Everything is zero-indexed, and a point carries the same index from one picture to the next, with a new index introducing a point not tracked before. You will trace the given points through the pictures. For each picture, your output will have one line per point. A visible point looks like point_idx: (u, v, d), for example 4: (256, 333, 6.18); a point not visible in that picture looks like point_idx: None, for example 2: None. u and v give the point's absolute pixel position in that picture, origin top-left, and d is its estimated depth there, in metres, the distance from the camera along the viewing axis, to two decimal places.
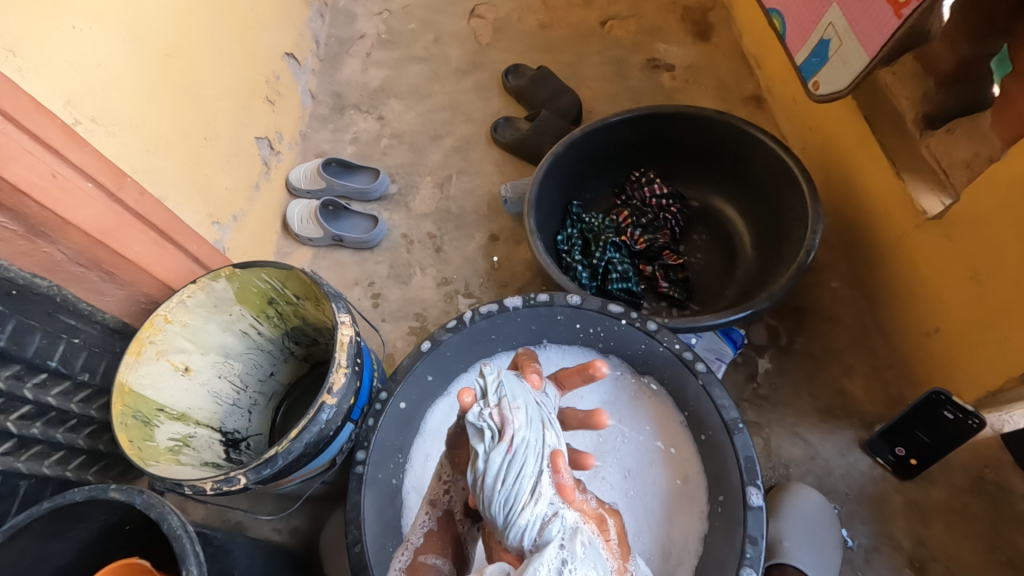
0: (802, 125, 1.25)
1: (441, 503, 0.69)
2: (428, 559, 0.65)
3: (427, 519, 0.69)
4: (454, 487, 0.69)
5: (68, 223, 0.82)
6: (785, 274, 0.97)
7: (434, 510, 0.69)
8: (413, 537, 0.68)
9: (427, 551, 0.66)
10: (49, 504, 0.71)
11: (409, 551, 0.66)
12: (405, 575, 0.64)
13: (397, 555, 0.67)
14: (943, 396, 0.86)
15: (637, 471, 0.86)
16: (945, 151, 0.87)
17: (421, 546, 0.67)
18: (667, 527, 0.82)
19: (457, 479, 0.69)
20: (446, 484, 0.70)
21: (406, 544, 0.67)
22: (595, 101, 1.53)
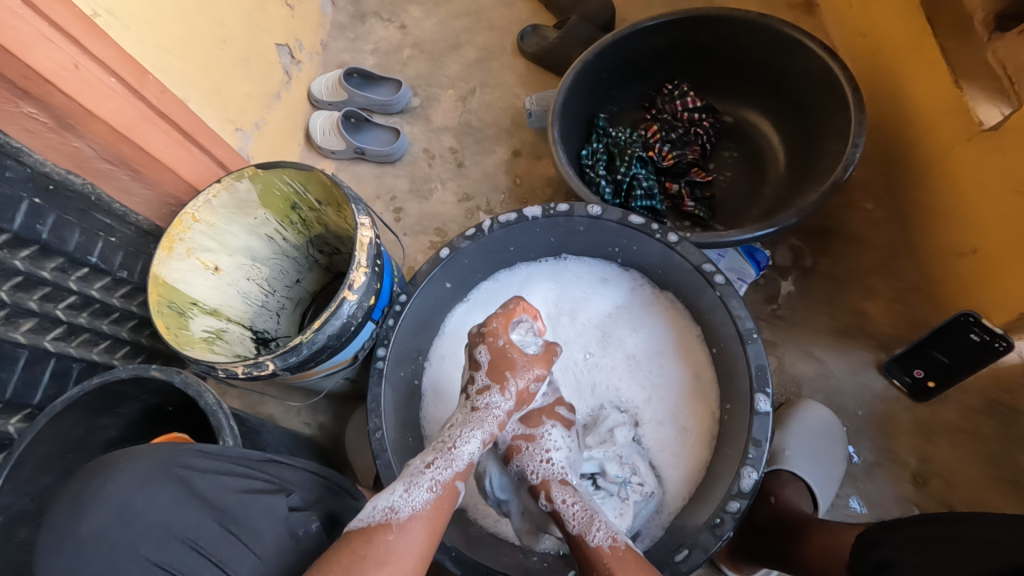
0: (853, 31, 1.14)
1: (487, 444, 0.74)
2: (459, 483, 0.70)
3: (470, 451, 0.72)
4: (488, 410, 0.75)
5: (92, 117, 0.83)
6: (818, 190, 0.93)
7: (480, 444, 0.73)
8: (457, 454, 0.71)
9: (461, 475, 0.70)
10: (98, 380, 0.77)
11: (450, 469, 0.70)
12: (442, 490, 0.68)
13: (432, 465, 0.70)
14: (972, 318, 0.84)
15: (642, 356, 0.90)
16: (1011, 53, 0.77)
17: (460, 471, 0.71)
18: (673, 417, 0.86)
19: (500, 398, 0.76)
20: (484, 419, 0.74)
21: (448, 461, 0.70)
22: (628, 6, 1.42)
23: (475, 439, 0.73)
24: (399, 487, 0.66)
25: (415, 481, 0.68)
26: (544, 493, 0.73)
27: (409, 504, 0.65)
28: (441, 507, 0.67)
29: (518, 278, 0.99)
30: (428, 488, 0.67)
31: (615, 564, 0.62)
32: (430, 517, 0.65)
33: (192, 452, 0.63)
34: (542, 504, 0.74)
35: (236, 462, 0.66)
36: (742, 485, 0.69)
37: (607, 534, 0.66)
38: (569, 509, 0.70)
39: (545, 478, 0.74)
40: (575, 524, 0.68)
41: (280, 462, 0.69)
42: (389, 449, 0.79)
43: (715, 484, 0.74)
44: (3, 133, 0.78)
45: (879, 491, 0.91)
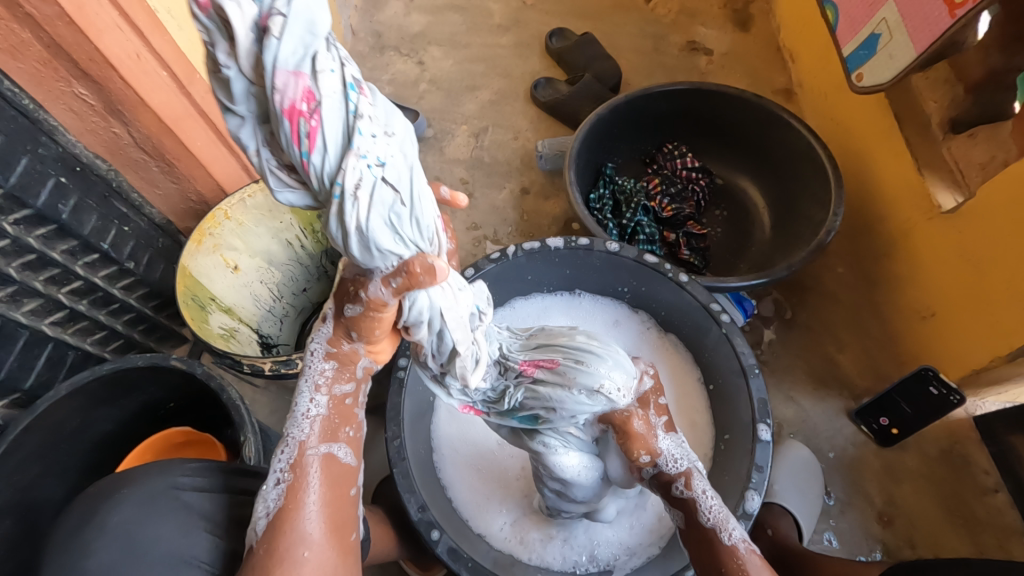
0: (829, 120, 1.32)
1: (337, 388, 0.57)
2: (320, 449, 0.56)
3: (314, 406, 0.56)
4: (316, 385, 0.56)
5: (144, 105, 0.83)
6: (802, 249, 1.04)
7: (325, 397, 0.57)
8: (291, 429, 0.56)
9: (315, 441, 0.56)
10: (111, 364, 0.75)
11: (292, 445, 0.55)
12: (306, 471, 0.55)
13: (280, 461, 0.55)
14: (931, 372, 0.96)
15: None
16: (963, 153, 0.94)
17: (310, 436, 0.56)
18: None
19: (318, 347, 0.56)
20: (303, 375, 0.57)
21: (285, 439, 0.56)
22: (632, 73, 1.58)
23: (313, 397, 0.56)
24: (259, 498, 0.54)
25: (263, 484, 0.55)
26: (683, 481, 0.62)
27: (265, 513, 0.53)
28: (327, 480, 0.55)
29: (535, 309, 1.04)
30: (277, 486, 0.54)
31: (749, 561, 0.58)
32: (317, 503, 0.54)
33: (194, 470, 0.57)
34: (674, 492, 0.62)
35: (236, 481, 0.60)
36: (747, 507, 0.75)
37: (737, 532, 0.61)
38: (708, 500, 0.62)
39: (684, 467, 0.62)
40: (709, 516, 0.62)
41: (273, 482, 0.64)
42: (406, 457, 0.80)
43: None
44: (46, 111, 0.79)
45: (850, 528, 0.99)
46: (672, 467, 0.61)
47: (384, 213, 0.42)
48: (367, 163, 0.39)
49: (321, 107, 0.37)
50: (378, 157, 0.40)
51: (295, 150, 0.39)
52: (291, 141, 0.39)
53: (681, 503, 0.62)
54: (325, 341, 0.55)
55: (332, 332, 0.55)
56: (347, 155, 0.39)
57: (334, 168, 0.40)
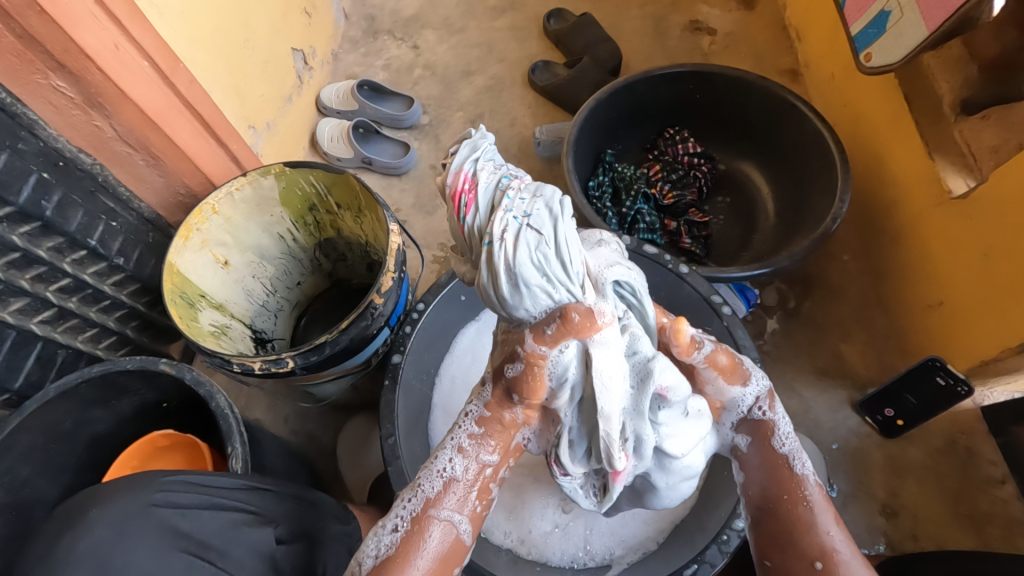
0: (835, 103, 1.28)
1: (483, 457, 0.57)
2: (444, 514, 0.56)
3: (452, 468, 0.57)
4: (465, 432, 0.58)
5: (124, 98, 0.81)
6: (807, 238, 1.01)
7: (468, 463, 0.57)
8: (425, 481, 0.57)
9: (448, 506, 0.56)
10: (100, 368, 0.74)
11: (420, 498, 0.57)
12: (422, 528, 0.56)
13: (409, 501, 0.57)
14: (938, 363, 0.93)
15: None
16: (975, 135, 0.91)
17: (434, 497, 0.56)
18: None
19: (478, 399, 0.58)
20: (460, 424, 0.59)
21: (415, 489, 0.58)
22: (633, 56, 1.54)
23: (453, 456, 0.57)
24: (373, 536, 0.57)
25: (383, 523, 0.58)
26: (766, 402, 0.67)
27: (375, 553, 0.55)
28: (441, 548, 0.55)
29: None
30: (394, 531, 0.56)
31: (817, 494, 0.62)
32: (424, 565, 0.54)
33: (174, 486, 0.57)
34: (756, 413, 0.67)
35: (219, 492, 0.60)
36: None
37: (809, 471, 0.64)
38: (785, 429, 0.66)
39: (766, 390, 0.68)
40: (785, 445, 0.66)
41: (263, 491, 0.64)
42: (401, 455, 0.79)
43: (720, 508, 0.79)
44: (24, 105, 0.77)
45: (853, 520, 0.98)
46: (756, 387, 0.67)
47: (532, 251, 0.50)
48: (512, 213, 0.51)
49: (475, 182, 0.54)
50: (522, 210, 0.51)
51: (459, 218, 0.54)
52: (456, 215, 0.55)
53: (758, 425, 0.67)
54: (486, 398, 0.58)
55: (493, 397, 0.57)
56: (496, 211, 0.52)
57: (486, 224, 0.53)
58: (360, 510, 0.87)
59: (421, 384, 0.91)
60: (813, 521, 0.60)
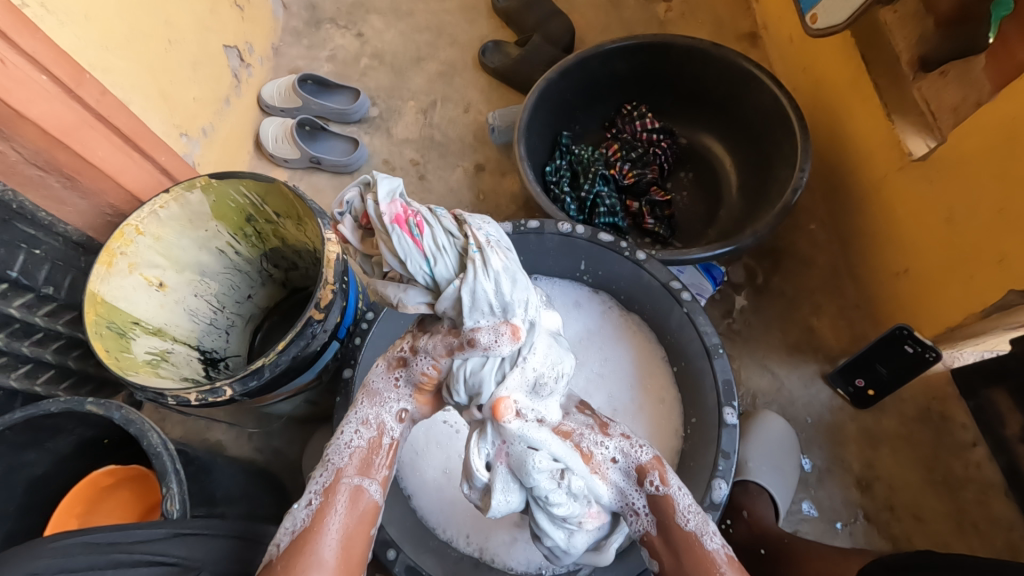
0: (795, 66, 1.24)
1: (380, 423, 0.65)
2: (354, 479, 0.63)
3: (356, 437, 0.65)
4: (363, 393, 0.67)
5: (22, 118, 0.75)
6: (770, 212, 0.98)
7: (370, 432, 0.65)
8: (334, 456, 0.64)
9: (353, 469, 0.63)
10: (21, 413, 0.69)
11: (330, 471, 0.63)
12: (340, 495, 0.62)
13: (318, 476, 0.63)
14: (907, 331, 0.91)
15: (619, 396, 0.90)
16: (934, 93, 0.86)
17: (346, 466, 0.63)
18: None
19: (382, 374, 0.67)
20: (362, 403, 0.66)
21: (325, 463, 0.64)
22: (588, 29, 1.47)
23: (355, 424, 0.65)
24: (290, 514, 0.61)
25: (298, 502, 0.62)
26: (657, 474, 0.64)
27: (291, 529, 0.60)
28: (349, 511, 0.61)
29: None
30: (308, 505, 0.61)
31: (731, 571, 0.59)
32: (338, 529, 0.60)
33: (73, 548, 0.51)
34: (650, 488, 0.64)
35: (131, 548, 0.53)
36: (714, 497, 0.72)
37: (720, 540, 0.62)
38: (684, 498, 0.63)
39: (652, 457, 0.66)
40: (688, 518, 0.63)
41: (191, 536, 0.56)
42: None
43: None
44: None
45: (829, 495, 0.97)
46: (643, 455, 0.65)
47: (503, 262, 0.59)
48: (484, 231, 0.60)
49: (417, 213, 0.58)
50: (489, 233, 0.61)
51: (411, 237, 0.56)
52: (405, 240, 0.56)
53: (656, 502, 0.64)
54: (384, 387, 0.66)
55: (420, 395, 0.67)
56: (466, 227, 0.59)
57: (449, 241, 0.58)
58: None
59: None
60: None
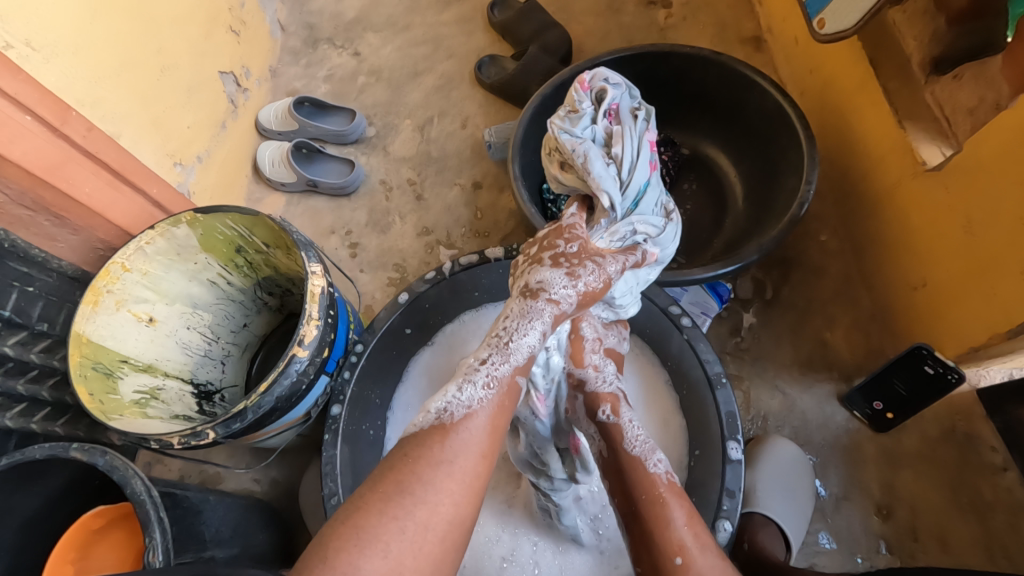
0: (802, 68, 1.19)
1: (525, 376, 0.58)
2: (519, 379, 0.57)
3: (525, 342, 0.57)
4: (545, 299, 0.59)
5: (5, 159, 0.74)
6: (776, 227, 0.93)
7: (539, 336, 0.58)
8: (515, 349, 0.57)
9: (519, 369, 0.57)
10: (8, 460, 0.68)
11: (508, 362, 0.56)
12: (500, 386, 0.56)
13: (487, 361, 0.56)
14: (926, 350, 0.86)
15: None
16: (949, 97, 0.81)
17: (521, 364, 0.57)
18: None
19: (564, 280, 0.60)
20: (537, 305, 0.59)
21: (504, 351, 0.57)
22: (586, 38, 1.44)
23: (536, 330, 0.58)
24: (457, 385, 0.54)
25: (469, 377, 0.55)
26: (610, 406, 0.65)
27: (463, 405, 0.53)
28: (504, 409, 0.55)
29: (486, 321, 0.95)
30: (485, 386, 0.55)
31: (669, 495, 0.58)
32: (489, 417, 0.54)
33: None
34: (601, 416, 0.65)
35: None
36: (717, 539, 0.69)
37: (665, 467, 0.61)
38: (635, 429, 0.63)
39: (610, 391, 0.67)
40: (636, 445, 0.62)
41: None
42: None
43: None
44: None
45: (848, 524, 0.92)
46: (601, 385, 0.67)
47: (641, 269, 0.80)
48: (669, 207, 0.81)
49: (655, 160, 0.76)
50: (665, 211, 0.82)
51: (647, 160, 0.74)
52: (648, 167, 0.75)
53: (609, 430, 0.64)
54: (555, 293, 0.60)
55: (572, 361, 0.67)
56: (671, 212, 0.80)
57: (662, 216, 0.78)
58: None
59: (370, 429, 0.84)
60: (647, 538, 0.56)
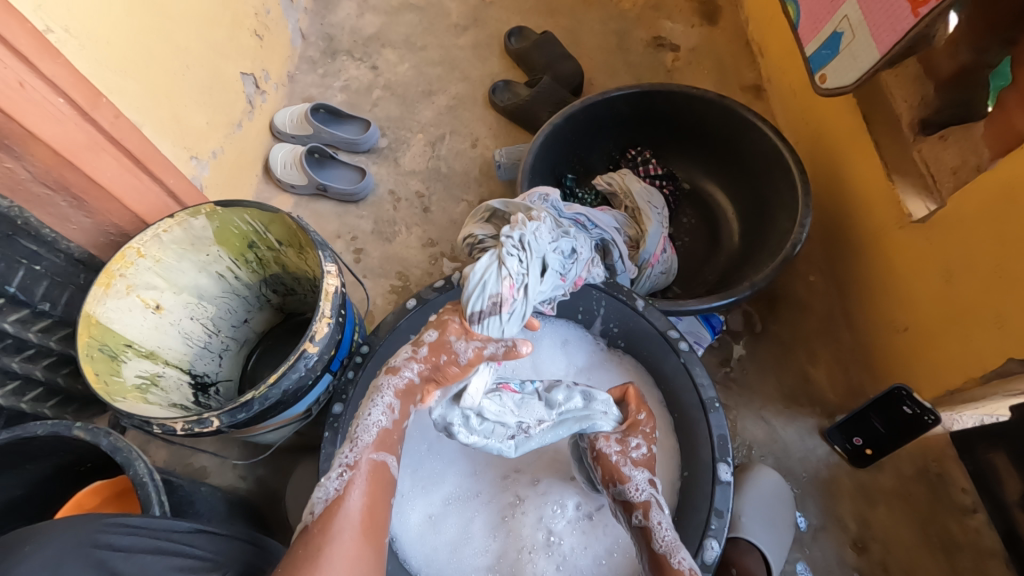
0: (797, 118, 1.26)
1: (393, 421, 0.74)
2: (376, 456, 0.71)
3: (379, 419, 0.73)
4: (394, 378, 0.74)
5: (35, 139, 0.76)
6: (769, 264, 0.98)
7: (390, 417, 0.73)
8: (362, 433, 0.72)
9: (373, 449, 0.71)
10: (5, 435, 0.68)
11: (359, 447, 0.71)
12: (361, 471, 0.68)
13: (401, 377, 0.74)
14: (904, 391, 0.91)
15: None
16: (935, 155, 0.88)
17: (371, 445, 0.71)
18: None
19: (388, 390, 0.74)
20: (375, 404, 0.74)
21: (354, 441, 0.71)
22: (596, 73, 1.51)
23: (380, 410, 0.73)
24: (322, 484, 0.67)
25: (331, 471, 0.69)
26: (642, 510, 0.74)
27: (324, 498, 0.65)
28: (371, 483, 0.68)
29: None
30: (340, 477, 0.68)
31: None
32: (359, 500, 0.66)
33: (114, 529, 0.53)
34: (635, 519, 0.75)
35: (161, 536, 0.55)
36: (705, 557, 0.72)
37: (687, 566, 0.69)
38: (663, 531, 0.72)
39: (643, 499, 0.75)
40: (662, 544, 0.71)
41: (211, 535, 0.59)
42: None
43: None
44: None
45: (824, 556, 0.95)
46: (635, 495, 0.75)
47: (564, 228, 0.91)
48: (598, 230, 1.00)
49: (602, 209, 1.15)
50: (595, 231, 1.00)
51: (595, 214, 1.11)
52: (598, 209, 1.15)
53: (639, 532, 0.74)
54: (391, 404, 0.74)
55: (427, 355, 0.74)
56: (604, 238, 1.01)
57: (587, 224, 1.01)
58: None
59: None
60: None
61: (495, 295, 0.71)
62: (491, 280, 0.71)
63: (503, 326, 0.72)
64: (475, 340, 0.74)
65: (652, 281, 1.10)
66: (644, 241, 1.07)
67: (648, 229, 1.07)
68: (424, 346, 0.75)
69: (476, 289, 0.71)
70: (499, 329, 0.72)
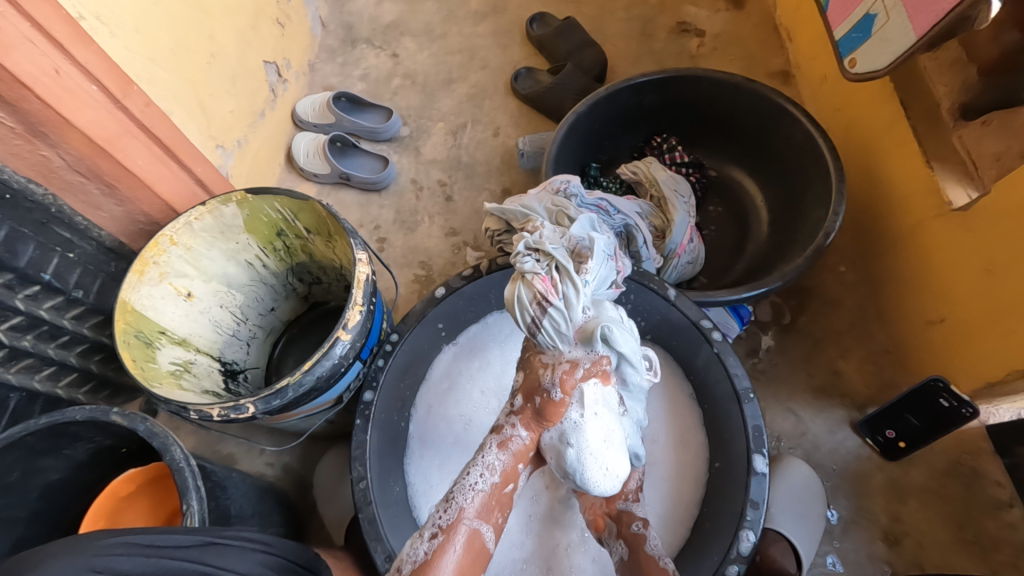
0: (829, 105, 1.24)
1: (499, 486, 0.69)
2: (474, 522, 0.65)
3: (481, 482, 0.68)
4: (500, 440, 0.71)
5: (69, 126, 0.76)
6: (801, 254, 0.96)
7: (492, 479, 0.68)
8: (458, 495, 0.67)
9: (474, 513, 0.65)
10: (47, 419, 0.69)
11: (455, 509, 0.65)
12: (457, 534, 0.63)
13: (505, 437, 0.71)
14: (941, 384, 0.88)
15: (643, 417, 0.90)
16: (975, 142, 0.85)
17: (473, 507, 0.66)
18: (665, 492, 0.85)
19: (494, 452, 0.70)
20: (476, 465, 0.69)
21: (450, 502, 0.66)
22: (619, 60, 1.48)
23: (482, 475, 0.68)
24: (411, 544, 0.63)
25: (421, 533, 0.64)
26: (641, 520, 0.76)
27: (412, 559, 0.61)
28: (465, 551, 0.63)
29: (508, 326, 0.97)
30: (431, 539, 0.63)
31: None
32: (453, 566, 0.61)
33: (120, 547, 0.48)
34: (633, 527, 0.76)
35: (169, 552, 0.50)
36: (740, 549, 0.71)
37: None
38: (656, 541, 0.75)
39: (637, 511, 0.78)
40: (655, 550, 0.74)
41: (222, 546, 0.54)
42: (373, 500, 0.75)
43: (706, 554, 0.75)
44: None
45: (854, 549, 0.94)
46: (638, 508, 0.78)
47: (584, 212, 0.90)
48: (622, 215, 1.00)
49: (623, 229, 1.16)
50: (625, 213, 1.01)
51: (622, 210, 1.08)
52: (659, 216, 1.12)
53: (635, 538, 0.75)
54: (493, 464, 0.69)
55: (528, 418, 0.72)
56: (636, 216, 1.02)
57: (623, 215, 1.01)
58: (334, 555, 0.80)
59: (398, 418, 0.87)
60: None
61: (536, 297, 0.69)
62: (524, 290, 0.70)
63: (563, 323, 0.70)
64: (564, 365, 0.71)
65: (679, 272, 1.08)
66: (669, 231, 1.04)
67: (674, 219, 1.05)
68: (520, 402, 0.74)
69: (518, 305, 0.71)
70: (561, 333, 0.70)
